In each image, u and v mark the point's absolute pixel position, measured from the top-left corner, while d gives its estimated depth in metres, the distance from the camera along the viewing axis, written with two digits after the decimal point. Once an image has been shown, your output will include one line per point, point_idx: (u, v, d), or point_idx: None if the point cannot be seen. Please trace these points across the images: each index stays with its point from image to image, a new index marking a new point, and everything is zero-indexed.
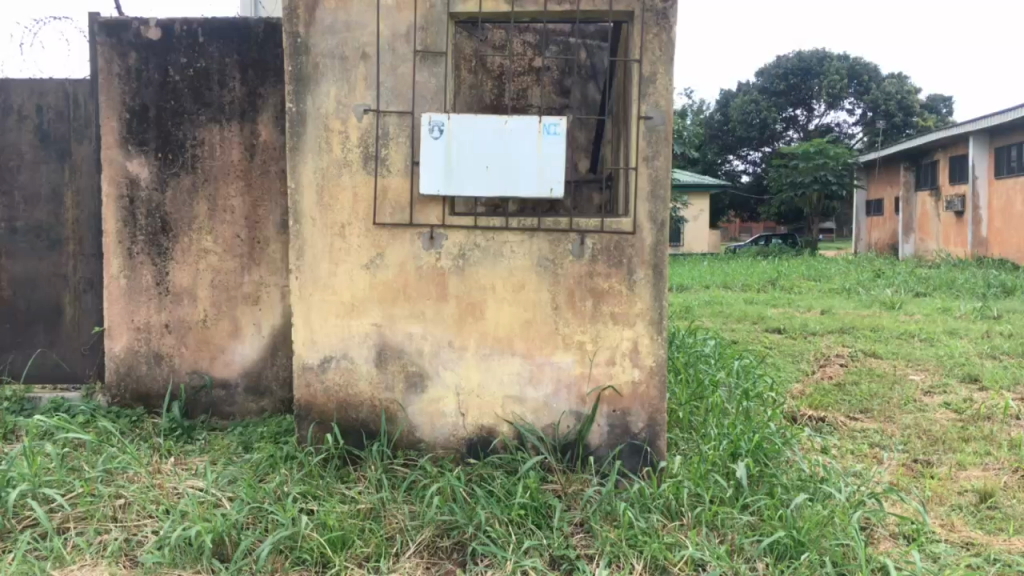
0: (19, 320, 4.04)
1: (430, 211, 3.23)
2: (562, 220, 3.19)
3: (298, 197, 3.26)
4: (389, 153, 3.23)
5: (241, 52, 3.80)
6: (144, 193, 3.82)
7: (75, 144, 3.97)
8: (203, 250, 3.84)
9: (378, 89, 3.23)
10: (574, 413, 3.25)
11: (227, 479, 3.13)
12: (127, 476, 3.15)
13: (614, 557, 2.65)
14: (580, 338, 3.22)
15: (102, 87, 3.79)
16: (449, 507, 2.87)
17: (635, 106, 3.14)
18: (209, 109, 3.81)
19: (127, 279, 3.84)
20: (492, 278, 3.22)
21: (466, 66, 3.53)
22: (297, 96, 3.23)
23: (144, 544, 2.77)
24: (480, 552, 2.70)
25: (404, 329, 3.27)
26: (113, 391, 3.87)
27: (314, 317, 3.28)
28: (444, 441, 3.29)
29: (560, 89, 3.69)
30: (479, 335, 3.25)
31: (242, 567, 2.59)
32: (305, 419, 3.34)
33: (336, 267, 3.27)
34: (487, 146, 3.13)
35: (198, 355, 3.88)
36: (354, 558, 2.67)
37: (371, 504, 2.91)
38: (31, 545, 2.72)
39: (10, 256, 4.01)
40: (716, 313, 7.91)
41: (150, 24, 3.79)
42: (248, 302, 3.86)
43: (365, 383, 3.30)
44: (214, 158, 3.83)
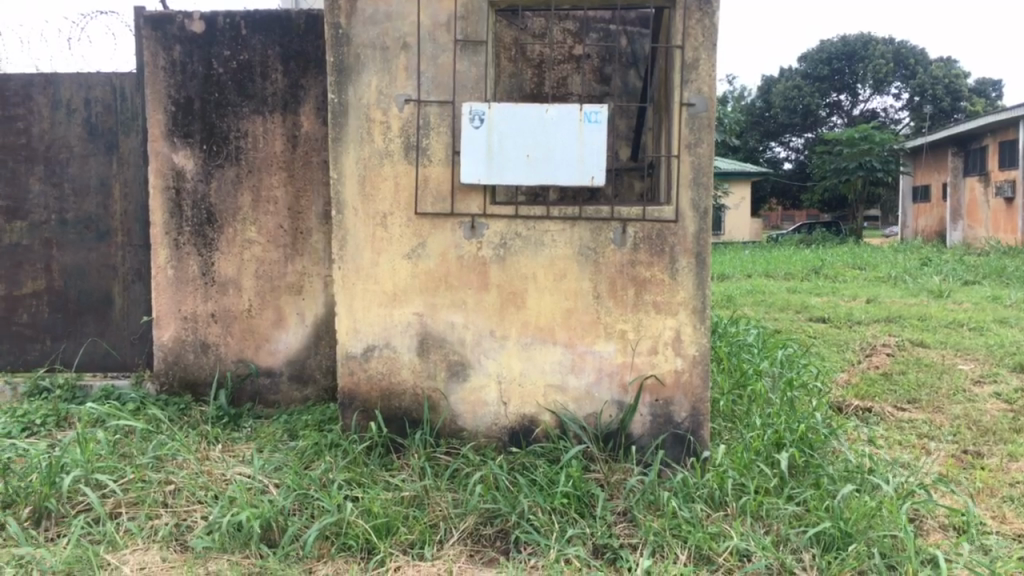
0: (69, 309, 4.12)
1: (471, 200, 3.23)
2: (603, 209, 3.18)
3: (340, 187, 3.29)
4: (430, 143, 3.24)
5: (283, 44, 3.83)
6: (190, 184, 3.87)
7: (122, 137, 4.04)
8: (247, 241, 3.89)
9: (419, 78, 3.23)
10: (616, 403, 3.24)
11: (273, 466, 3.18)
12: (176, 463, 3.21)
13: (658, 547, 2.65)
14: (621, 327, 3.21)
15: (148, 79, 3.85)
16: (492, 495, 2.89)
17: (677, 93, 3.11)
18: (252, 101, 3.85)
19: (174, 269, 3.90)
20: (533, 267, 3.22)
21: (505, 55, 3.51)
22: (339, 86, 3.25)
23: (194, 529, 2.82)
24: (524, 541, 2.71)
25: (446, 318, 3.28)
26: (162, 379, 3.95)
27: (357, 307, 3.31)
28: (486, 430, 3.31)
29: (601, 77, 3.62)
30: (521, 324, 3.25)
31: (290, 552, 2.65)
32: (348, 408, 3.37)
33: (378, 257, 3.29)
34: (528, 135, 3.13)
35: (244, 344, 3.94)
36: (398, 545, 2.70)
37: (415, 492, 2.94)
38: (85, 529, 2.80)
39: (60, 247, 4.10)
40: (758, 302, 7.82)
41: (193, 18, 3.83)
42: (291, 292, 3.91)
43: (407, 372, 3.32)
44: (257, 150, 3.87)
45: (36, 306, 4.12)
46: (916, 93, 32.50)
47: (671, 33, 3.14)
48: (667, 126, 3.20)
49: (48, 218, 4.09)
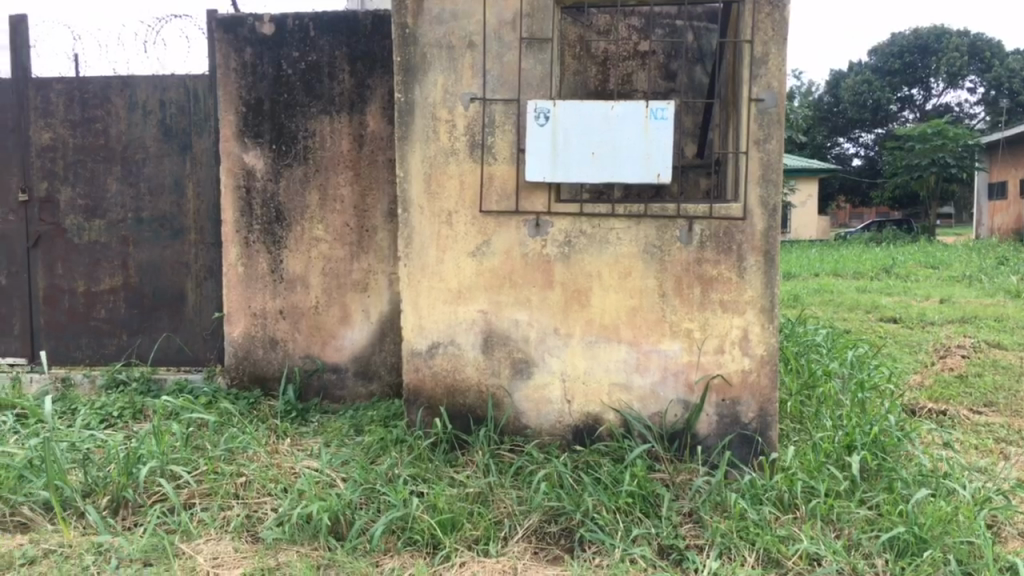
0: (145, 305, 4.24)
1: (535, 198, 3.23)
2: (669, 206, 3.15)
3: (406, 185, 3.32)
4: (495, 141, 3.25)
5: (350, 44, 3.89)
6: (260, 183, 3.95)
7: (195, 137, 4.14)
8: (314, 239, 3.96)
9: (485, 77, 3.25)
10: (682, 402, 3.21)
11: (340, 460, 3.23)
12: (248, 455, 3.29)
13: (725, 549, 2.62)
14: (687, 326, 3.18)
15: (221, 81, 3.95)
16: (557, 493, 2.88)
17: (746, 89, 3.06)
18: (320, 101, 3.91)
19: (244, 266, 3.99)
20: (598, 265, 3.20)
21: (570, 52, 3.50)
22: (406, 85, 3.29)
23: (264, 520, 2.89)
24: (588, 539, 2.71)
25: (510, 315, 3.29)
26: (232, 373, 4.04)
27: (422, 304, 3.34)
28: (550, 428, 3.30)
29: (667, 73, 3.57)
30: (585, 322, 3.24)
31: (358, 546, 2.69)
32: (413, 404, 3.40)
33: (444, 255, 3.31)
34: (593, 132, 3.12)
35: (311, 340, 4.01)
36: (464, 541, 2.72)
37: (480, 488, 2.95)
38: (161, 519, 2.88)
39: (136, 245, 4.22)
40: (826, 301, 7.65)
41: (264, 20, 3.91)
42: (357, 289, 3.96)
43: (472, 369, 3.34)
44: (325, 149, 3.93)
45: (113, 302, 4.25)
46: (991, 87, 31.42)
47: (740, 28, 3.10)
48: (735, 123, 3.15)
49: (125, 217, 4.22)
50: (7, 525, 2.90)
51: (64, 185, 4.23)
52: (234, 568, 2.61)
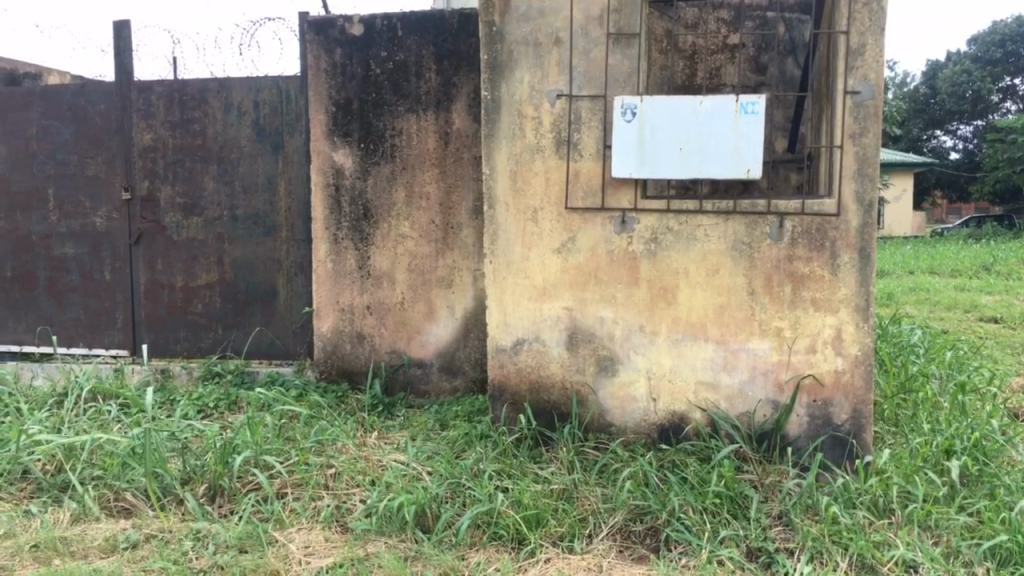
0: (239, 300, 4.37)
1: (622, 195, 3.21)
2: (759, 202, 3.09)
3: (492, 183, 3.34)
4: (581, 138, 3.24)
5: (437, 43, 3.93)
6: (348, 181, 4.04)
7: (287, 137, 4.26)
8: (401, 236, 4.03)
9: (571, 73, 3.24)
10: (771, 402, 3.14)
11: (426, 454, 3.28)
12: (337, 447, 3.37)
13: (816, 553, 2.56)
14: (777, 324, 3.11)
15: (312, 82, 4.05)
16: (642, 492, 2.86)
17: (841, 81, 2.99)
18: (406, 100, 3.97)
19: (333, 262, 4.08)
20: (685, 262, 3.16)
21: (656, 47, 3.46)
22: (492, 83, 3.31)
23: (353, 511, 2.95)
24: (674, 539, 2.68)
25: (595, 312, 3.28)
26: (321, 367, 4.13)
27: (507, 300, 3.36)
28: (636, 426, 3.28)
29: (756, 66, 3.48)
30: (671, 320, 3.20)
31: (444, 538, 2.73)
32: (498, 400, 3.42)
33: (529, 251, 3.32)
34: (681, 128, 3.08)
35: (397, 335, 4.07)
36: (548, 537, 2.72)
37: (564, 485, 2.95)
38: (255, 507, 2.98)
39: (231, 242, 4.36)
40: (921, 300, 7.40)
41: (353, 21, 3.98)
42: (442, 285, 4.01)
43: (557, 366, 3.34)
44: (411, 147, 3.99)
45: (209, 296, 4.40)
46: None
47: (833, 19, 3.03)
48: (828, 116, 3.07)
49: (220, 214, 4.36)
50: (113, 509, 3.04)
51: (164, 184, 4.41)
52: (324, 557, 2.68)
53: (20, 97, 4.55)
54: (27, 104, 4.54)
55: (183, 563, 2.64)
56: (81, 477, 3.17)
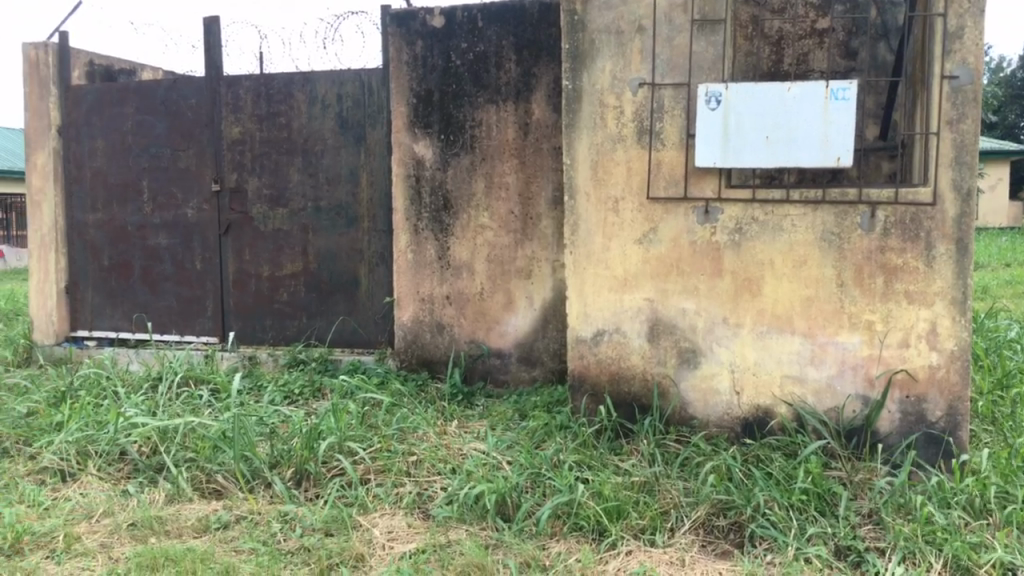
0: (322, 289, 4.46)
1: (705, 184, 3.16)
2: (850, 191, 3.00)
3: (573, 173, 3.33)
4: (664, 127, 3.20)
5: (517, 33, 3.93)
6: (429, 172, 4.07)
7: (369, 128, 4.32)
8: (480, 226, 4.05)
9: (654, 61, 3.20)
10: (861, 397, 3.06)
11: (506, 444, 3.29)
12: (418, 435, 3.42)
13: (909, 553, 2.48)
14: (868, 317, 3.03)
15: (394, 75, 4.10)
16: (726, 487, 2.81)
17: (938, 66, 2.89)
18: (487, 90, 3.98)
19: (414, 252, 4.13)
20: (771, 253, 3.10)
21: (741, 33, 3.38)
22: (574, 73, 3.29)
23: (434, 498, 2.99)
24: (759, 535, 2.63)
25: (677, 304, 3.23)
26: (402, 356, 4.19)
27: (588, 291, 3.34)
28: (718, 419, 3.23)
29: (847, 52, 3.39)
30: (756, 313, 3.14)
31: (525, 528, 2.74)
32: (578, 390, 3.41)
33: (610, 242, 3.30)
34: (768, 116, 3.02)
35: (476, 326, 4.10)
36: (629, 529, 2.70)
37: (645, 477, 2.92)
38: (340, 492, 3.05)
39: (314, 232, 4.45)
40: (1019, 294, 7.08)
41: (434, 13, 4.01)
42: (522, 276, 4.01)
43: (637, 357, 3.31)
44: (491, 138, 4.00)
45: (294, 285, 4.50)
46: None
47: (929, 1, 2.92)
48: (923, 101, 2.97)
49: (305, 206, 4.45)
50: (205, 491, 3.15)
51: (252, 176, 4.52)
52: (407, 542, 2.72)
53: (116, 93, 4.72)
54: (123, 99, 4.72)
55: (272, 544, 2.71)
56: (175, 459, 3.28)
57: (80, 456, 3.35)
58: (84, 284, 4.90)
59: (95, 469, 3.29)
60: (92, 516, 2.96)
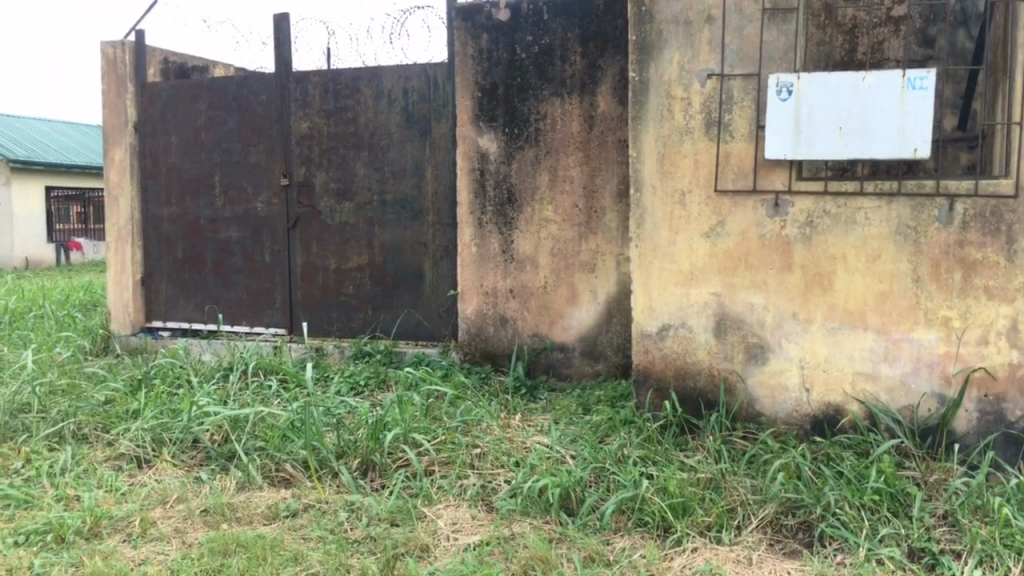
0: (387, 282, 4.50)
1: (775, 176, 3.10)
2: (927, 183, 2.91)
3: (640, 165, 3.29)
4: (733, 118, 3.14)
5: (582, 25, 3.90)
6: (493, 166, 4.08)
7: (434, 123, 4.35)
8: (544, 220, 4.04)
9: (723, 52, 3.15)
10: (937, 396, 2.98)
11: (570, 438, 3.28)
12: (482, 428, 3.43)
13: (986, 557, 2.40)
14: (945, 313, 2.94)
15: (459, 68, 4.11)
16: (795, 485, 2.76)
17: (1021, 53, 2.81)
18: (551, 83, 3.97)
19: (477, 246, 4.14)
20: (843, 247, 3.02)
21: (813, 22, 3.28)
22: (641, 64, 3.25)
23: (498, 491, 3.00)
24: (829, 535, 2.58)
25: (745, 299, 3.18)
26: (465, 349, 4.20)
27: (653, 285, 3.30)
28: (787, 417, 3.17)
29: (924, 39, 3.29)
30: (827, 308, 3.07)
31: (588, 522, 2.73)
32: (643, 385, 3.38)
33: (676, 235, 3.25)
34: (842, 107, 2.94)
35: (539, 319, 4.09)
36: (695, 526, 2.67)
37: (712, 474, 2.88)
38: (405, 482, 3.08)
39: (380, 226, 4.49)
40: None
41: (500, 7, 4.02)
42: (585, 269, 4.00)
43: (704, 353, 3.26)
44: (556, 131, 3.99)
45: (360, 278, 4.55)
46: None
47: None
48: (1005, 90, 2.87)
49: (371, 199, 4.50)
50: (274, 479, 3.21)
51: (319, 170, 4.60)
52: (471, 534, 2.73)
53: (190, 90, 4.84)
54: (196, 96, 4.84)
55: (339, 533, 2.76)
56: (246, 447, 3.36)
57: (155, 443, 3.45)
58: (159, 276, 5.05)
59: (169, 456, 3.38)
60: (167, 501, 3.05)
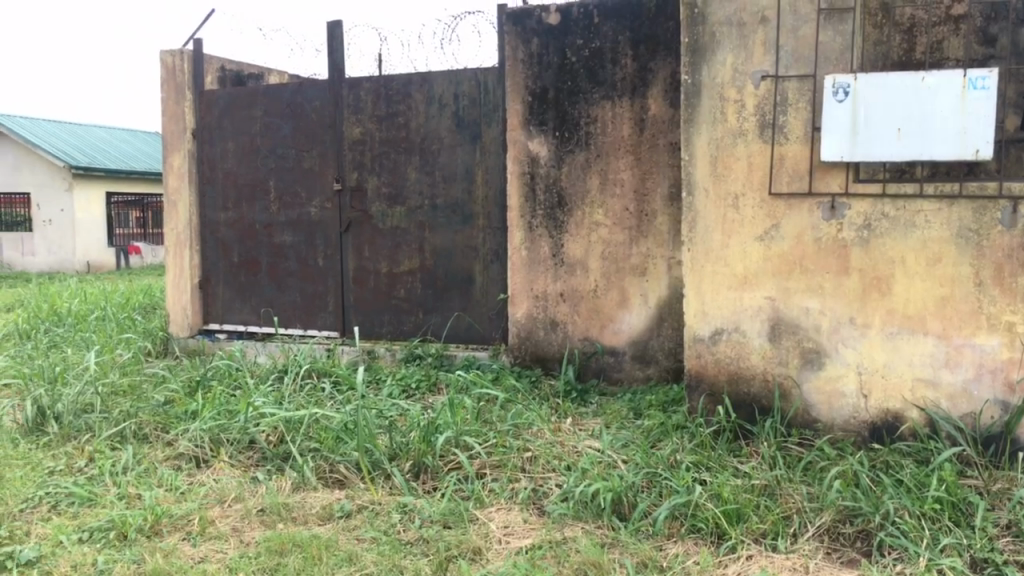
0: (438, 286, 4.53)
1: (831, 178, 3.05)
2: (990, 184, 2.85)
3: (692, 168, 3.27)
4: (788, 120, 3.10)
5: (633, 28, 3.89)
6: (543, 170, 4.08)
7: (485, 127, 4.37)
8: (594, 223, 4.03)
9: (778, 53, 3.11)
10: (1000, 403, 2.91)
11: (621, 443, 3.27)
12: (533, 432, 3.44)
13: None
14: (1009, 318, 2.87)
15: (509, 72, 4.12)
16: (852, 493, 2.71)
17: None
18: (602, 87, 3.96)
19: (528, 249, 4.15)
20: (902, 250, 2.97)
21: (869, 21, 3.17)
22: (693, 67, 3.23)
23: (549, 495, 3.00)
24: (888, 544, 2.52)
25: (800, 303, 3.13)
26: (516, 353, 4.21)
27: (706, 289, 3.27)
28: (844, 423, 3.12)
29: (985, 38, 3.20)
30: (885, 312, 3.01)
31: (641, 528, 2.72)
32: (695, 390, 3.36)
33: (729, 239, 3.22)
34: (900, 108, 2.89)
35: (590, 323, 4.08)
36: (750, 533, 2.63)
37: (766, 481, 2.84)
38: (457, 485, 3.10)
39: (431, 229, 4.53)
40: None
41: (550, 11, 4.02)
42: (636, 273, 3.98)
43: (758, 358, 3.22)
44: (606, 134, 3.98)
45: (411, 282, 4.59)
46: None
47: None
48: None
49: (422, 204, 4.54)
50: (328, 480, 3.25)
51: (371, 175, 4.65)
52: (523, 538, 2.74)
53: (246, 97, 4.94)
54: (252, 103, 4.93)
55: (392, 534, 2.78)
56: (300, 448, 3.41)
57: (213, 443, 3.52)
58: (215, 279, 5.15)
59: (227, 456, 3.45)
60: (224, 500, 3.11)
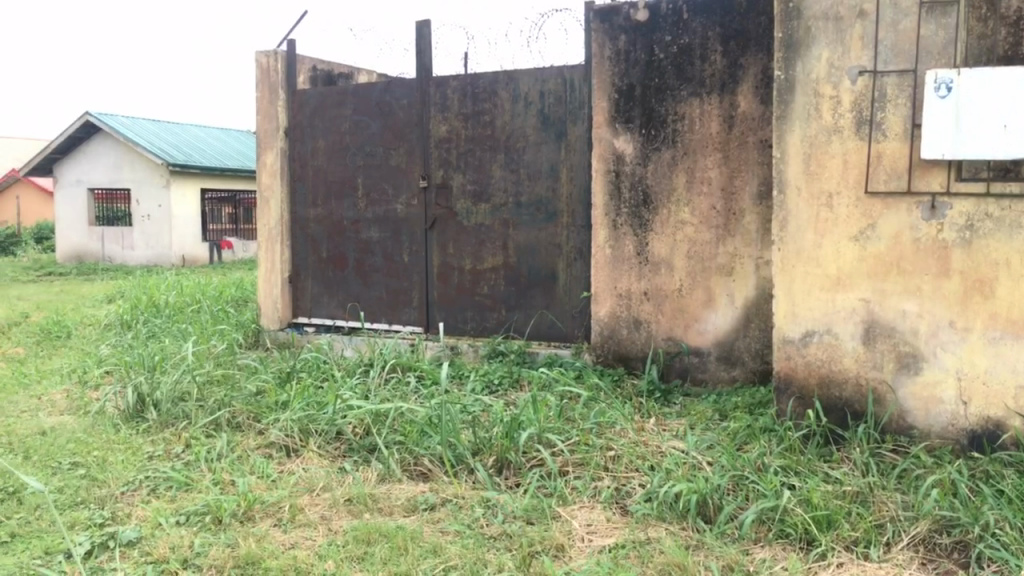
0: (521, 283, 4.55)
1: (932, 177, 2.94)
2: None
3: (784, 166, 3.20)
4: (886, 117, 3.01)
5: (724, 23, 3.83)
6: (629, 167, 4.06)
7: (570, 124, 4.36)
8: (680, 222, 3.98)
9: (876, 48, 3.02)
10: None
11: (706, 444, 3.23)
12: (616, 430, 3.42)
13: None
14: None
15: (596, 70, 4.11)
16: (950, 503, 2.61)
17: None
18: (690, 83, 3.91)
19: (612, 248, 4.13)
20: (1007, 252, 2.85)
21: (973, 14, 2.89)
22: (787, 62, 3.17)
23: (632, 495, 2.98)
24: (988, 556, 2.41)
25: (896, 306, 3.03)
26: (598, 351, 4.20)
27: (797, 290, 3.20)
28: (941, 430, 3.01)
29: None
30: (988, 316, 2.90)
31: (727, 531, 2.68)
32: (784, 393, 3.29)
33: (822, 239, 3.15)
34: (1007, 104, 2.78)
35: (674, 322, 4.04)
36: (841, 540, 2.56)
37: (858, 488, 2.77)
38: (540, 482, 3.10)
39: (515, 227, 4.55)
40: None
41: (638, 7, 3.99)
42: (723, 273, 3.92)
43: (850, 361, 3.14)
44: (694, 131, 3.93)
45: (494, 279, 4.62)
46: None
47: None
48: None
49: (506, 201, 4.56)
50: (413, 473, 3.30)
51: (457, 173, 4.70)
52: (606, 537, 2.72)
53: (336, 95, 5.05)
54: (342, 102, 5.04)
55: (476, 528, 2.81)
56: (386, 441, 3.47)
57: (302, 433, 3.62)
58: (304, 274, 5.28)
59: (315, 446, 3.54)
60: (313, 489, 3.19)
